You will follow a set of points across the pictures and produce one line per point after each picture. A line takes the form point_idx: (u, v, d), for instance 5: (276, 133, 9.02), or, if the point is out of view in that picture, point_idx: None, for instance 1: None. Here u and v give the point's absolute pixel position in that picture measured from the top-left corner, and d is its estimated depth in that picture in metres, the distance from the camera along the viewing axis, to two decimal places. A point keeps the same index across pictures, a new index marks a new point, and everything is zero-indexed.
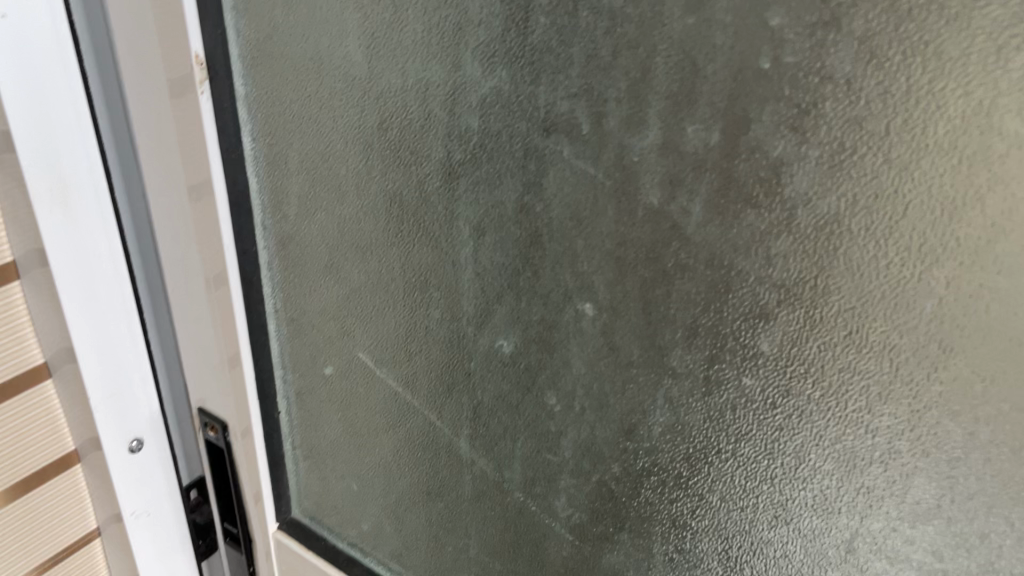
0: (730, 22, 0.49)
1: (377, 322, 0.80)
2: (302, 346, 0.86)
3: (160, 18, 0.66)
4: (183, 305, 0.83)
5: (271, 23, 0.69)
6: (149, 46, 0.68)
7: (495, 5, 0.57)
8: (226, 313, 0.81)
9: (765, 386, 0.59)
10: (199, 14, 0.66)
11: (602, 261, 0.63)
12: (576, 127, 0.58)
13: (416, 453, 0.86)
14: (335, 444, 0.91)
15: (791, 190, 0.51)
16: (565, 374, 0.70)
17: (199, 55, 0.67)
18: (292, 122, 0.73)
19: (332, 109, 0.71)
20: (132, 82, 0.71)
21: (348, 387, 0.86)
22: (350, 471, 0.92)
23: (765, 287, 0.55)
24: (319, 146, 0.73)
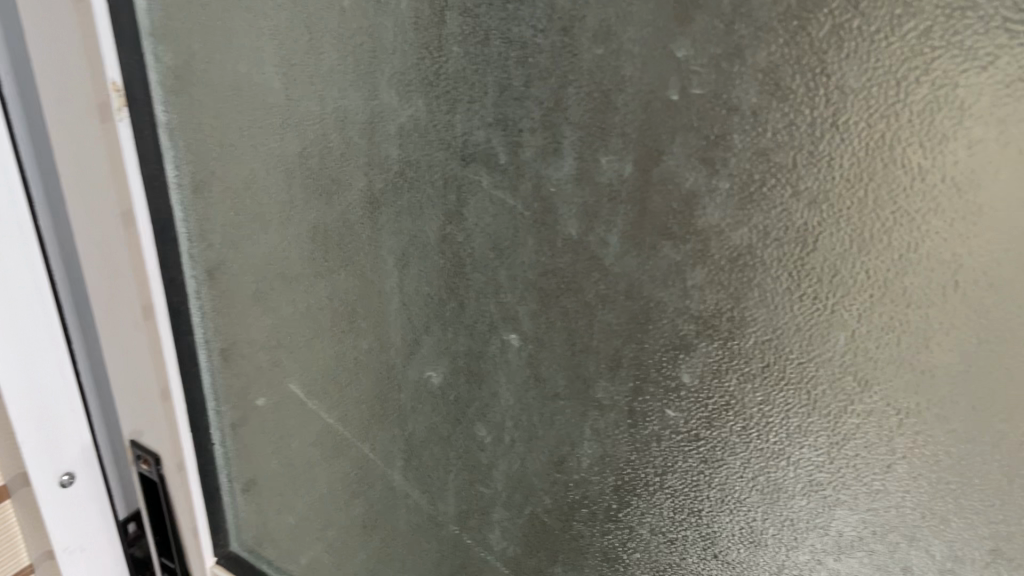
0: (638, 53, 0.48)
1: (309, 351, 0.77)
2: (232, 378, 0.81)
3: (75, 41, 0.61)
4: (113, 334, 0.78)
5: (187, 49, 0.65)
6: (63, 68, 0.63)
7: (408, 34, 0.56)
8: (154, 346, 0.75)
9: (688, 418, 0.58)
10: (115, 40, 0.61)
11: (525, 291, 0.61)
12: (493, 157, 0.57)
13: (349, 487, 0.83)
14: (269, 478, 0.86)
15: (704, 221, 0.51)
16: (493, 406, 0.68)
17: (116, 81, 0.62)
18: (213, 150, 0.69)
19: (252, 136, 0.68)
20: (48, 104, 0.66)
21: (278, 421, 0.82)
22: (285, 505, 0.87)
23: (684, 319, 0.55)
24: (239, 177, 0.71)
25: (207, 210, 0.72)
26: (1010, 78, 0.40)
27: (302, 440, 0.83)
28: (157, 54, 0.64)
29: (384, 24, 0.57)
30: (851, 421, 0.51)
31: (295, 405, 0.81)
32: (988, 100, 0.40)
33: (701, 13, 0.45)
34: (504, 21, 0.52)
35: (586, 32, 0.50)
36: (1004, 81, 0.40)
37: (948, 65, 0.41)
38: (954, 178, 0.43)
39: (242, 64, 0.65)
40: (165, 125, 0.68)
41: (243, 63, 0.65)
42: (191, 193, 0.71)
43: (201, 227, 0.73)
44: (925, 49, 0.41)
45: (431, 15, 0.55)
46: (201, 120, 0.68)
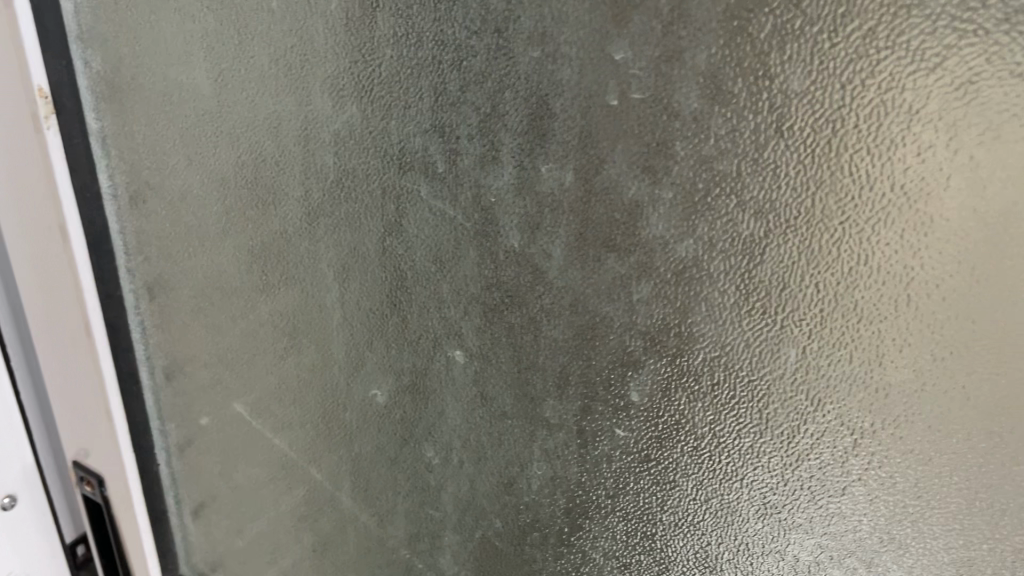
0: (575, 56, 0.46)
1: (255, 367, 0.71)
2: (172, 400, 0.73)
3: None
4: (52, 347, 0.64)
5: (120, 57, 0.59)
6: None
7: (340, 36, 0.53)
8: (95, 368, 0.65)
9: (639, 438, 0.55)
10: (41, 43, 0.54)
11: (468, 305, 0.58)
12: (431, 166, 0.54)
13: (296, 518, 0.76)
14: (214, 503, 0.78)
15: (648, 233, 0.48)
16: (440, 425, 0.64)
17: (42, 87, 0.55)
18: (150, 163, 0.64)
19: (185, 146, 0.63)
20: None
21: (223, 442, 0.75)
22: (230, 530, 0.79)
23: (631, 334, 0.52)
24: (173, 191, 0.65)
25: (145, 224, 0.66)
26: (958, 80, 0.38)
27: (244, 463, 0.75)
28: (85, 56, 0.58)
29: (315, 26, 0.54)
30: (805, 441, 0.49)
31: (236, 424, 0.74)
32: (936, 104, 0.38)
33: (638, 13, 0.43)
34: (437, 21, 0.50)
35: (520, 34, 0.47)
36: (953, 83, 0.38)
37: (894, 67, 0.38)
38: (904, 185, 0.40)
39: (173, 68, 0.60)
40: (97, 132, 0.61)
41: (179, 69, 0.60)
42: (128, 210, 0.65)
43: (137, 242, 0.66)
44: (871, 50, 0.38)
45: (363, 16, 0.52)
46: (133, 126, 0.62)
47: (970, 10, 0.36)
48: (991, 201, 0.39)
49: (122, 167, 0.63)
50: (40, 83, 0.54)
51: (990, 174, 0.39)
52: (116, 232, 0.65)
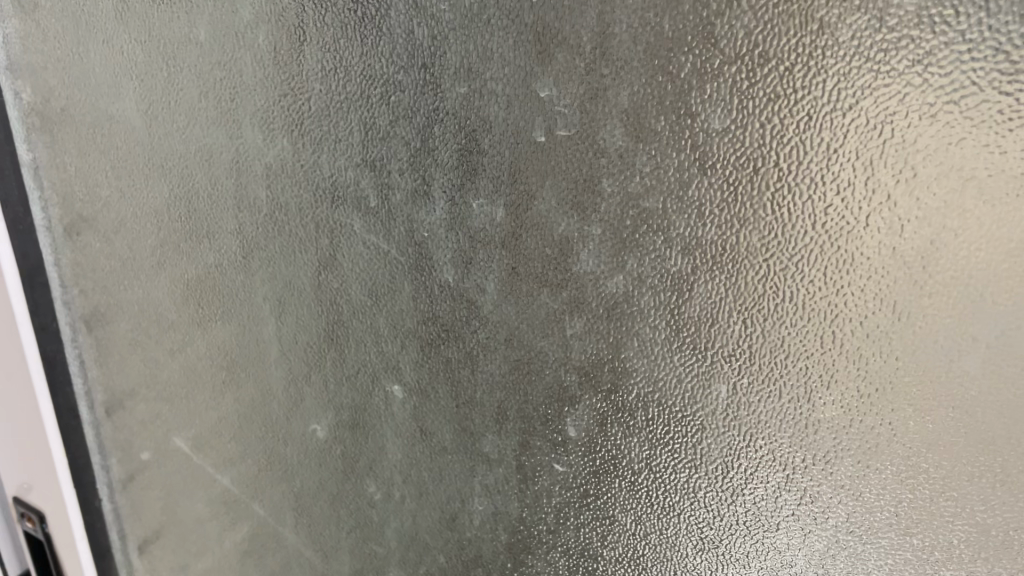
0: (501, 92, 0.46)
1: (192, 403, 0.64)
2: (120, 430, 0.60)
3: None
4: None
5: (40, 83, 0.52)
6: None
7: (268, 70, 0.52)
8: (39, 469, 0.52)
9: (577, 473, 0.55)
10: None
11: (405, 340, 0.57)
12: (363, 200, 0.54)
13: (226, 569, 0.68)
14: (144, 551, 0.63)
15: (578, 268, 0.48)
16: (381, 460, 0.63)
17: None
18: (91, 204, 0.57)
19: (116, 176, 0.57)
20: None
21: (162, 479, 0.64)
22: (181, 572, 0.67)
23: (566, 370, 0.52)
24: (106, 223, 0.58)
25: (79, 254, 0.56)
26: (874, 121, 0.37)
27: (175, 505, 0.65)
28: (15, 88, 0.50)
29: (242, 59, 0.53)
30: (738, 476, 0.48)
31: (178, 458, 0.65)
32: (854, 142, 0.38)
33: (560, 50, 0.43)
34: (364, 56, 0.49)
35: (447, 70, 0.47)
36: (869, 125, 0.37)
37: (811, 107, 0.38)
38: (825, 225, 0.40)
39: (104, 100, 0.55)
40: (29, 166, 0.51)
41: (104, 98, 0.55)
42: (64, 241, 0.54)
43: (73, 275, 0.55)
44: (789, 89, 0.38)
45: (291, 50, 0.51)
46: (65, 156, 0.54)
47: (882, 51, 0.36)
48: (909, 240, 0.39)
49: (54, 199, 0.54)
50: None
51: (906, 213, 0.38)
52: (48, 265, 0.52)
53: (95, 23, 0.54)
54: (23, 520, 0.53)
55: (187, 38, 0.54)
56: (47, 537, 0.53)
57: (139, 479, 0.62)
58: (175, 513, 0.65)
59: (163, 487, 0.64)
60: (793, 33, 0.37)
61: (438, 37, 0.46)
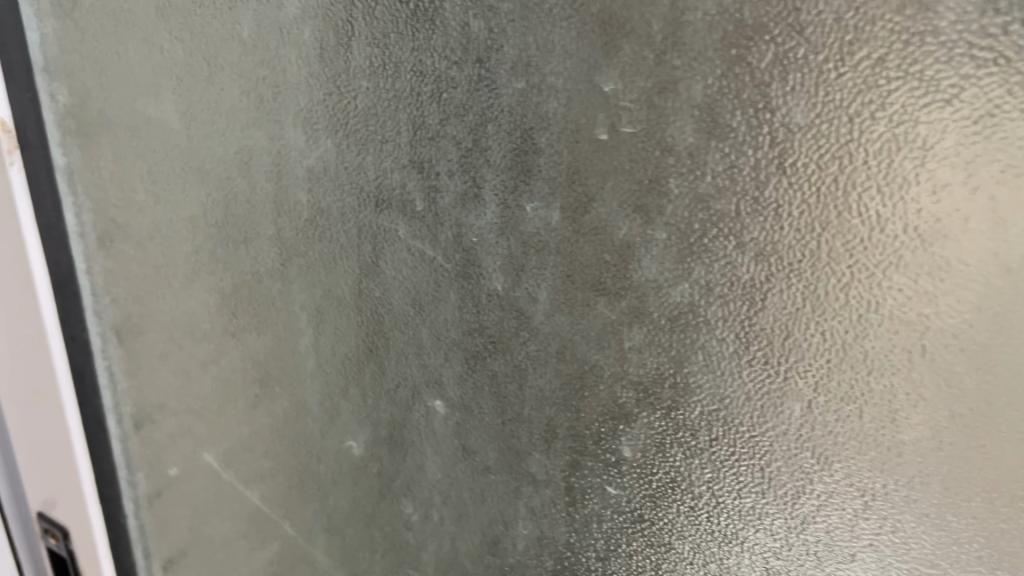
0: (562, 86, 0.43)
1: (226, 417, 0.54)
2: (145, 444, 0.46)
3: None
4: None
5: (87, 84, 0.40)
6: None
7: (312, 65, 0.50)
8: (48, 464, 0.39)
9: (631, 497, 0.51)
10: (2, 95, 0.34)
11: (449, 351, 0.55)
12: (409, 205, 0.51)
13: None
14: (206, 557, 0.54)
15: (639, 277, 0.45)
16: (419, 480, 0.60)
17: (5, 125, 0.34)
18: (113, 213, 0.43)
19: (152, 179, 0.46)
20: None
21: (193, 500, 0.51)
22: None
23: (622, 386, 0.48)
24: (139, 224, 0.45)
25: (113, 264, 0.43)
26: (977, 113, 0.35)
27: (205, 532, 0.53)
28: (50, 88, 0.37)
29: (285, 57, 0.50)
30: (810, 502, 0.45)
31: (211, 479, 0.53)
32: (953, 137, 0.36)
33: (627, 42, 0.41)
34: (417, 52, 0.46)
35: (503, 65, 0.44)
36: (972, 117, 0.35)
37: (907, 98, 0.36)
38: (917, 228, 0.38)
39: (142, 101, 0.44)
40: (64, 170, 0.38)
41: (142, 96, 0.44)
42: (97, 249, 0.41)
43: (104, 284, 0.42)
44: (880, 81, 0.36)
45: (337, 47, 0.50)
46: (103, 162, 0.42)
47: (989, 37, 0.34)
48: (1013, 245, 0.37)
49: (88, 200, 0.40)
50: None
51: (1009, 214, 0.37)
52: (82, 272, 0.40)
53: (135, 17, 0.43)
54: (46, 536, 0.41)
55: (231, 33, 0.48)
56: (71, 560, 0.41)
57: (162, 502, 0.48)
58: (206, 541, 0.54)
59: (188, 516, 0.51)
60: (889, 19, 0.35)
61: (496, 29, 0.43)
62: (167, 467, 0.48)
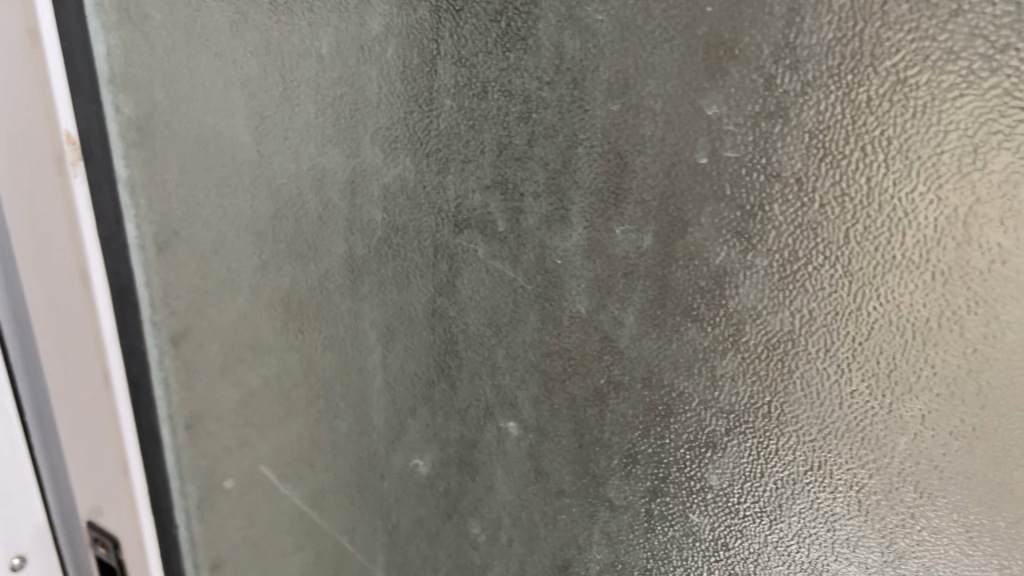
0: (661, 109, 0.42)
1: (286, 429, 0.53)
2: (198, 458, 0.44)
3: None
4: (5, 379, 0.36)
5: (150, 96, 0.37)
6: None
7: (395, 84, 0.49)
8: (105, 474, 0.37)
9: (715, 525, 0.51)
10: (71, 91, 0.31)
11: (525, 374, 0.54)
12: (490, 225, 0.50)
13: None
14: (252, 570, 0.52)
15: (736, 304, 0.44)
16: (489, 500, 0.59)
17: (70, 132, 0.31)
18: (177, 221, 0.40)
19: (219, 194, 0.44)
20: None
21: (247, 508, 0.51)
22: None
23: (712, 414, 0.47)
24: (204, 240, 0.43)
25: (172, 274, 0.40)
26: None
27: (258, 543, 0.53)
28: (117, 100, 0.34)
29: (368, 74, 0.49)
30: (909, 537, 0.45)
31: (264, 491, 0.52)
32: None
33: (734, 66, 0.39)
34: (505, 71, 0.45)
35: (598, 86, 0.43)
36: None
37: None
38: None
39: (212, 115, 0.43)
40: (127, 185, 0.35)
41: (212, 112, 0.43)
42: (159, 265, 0.39)
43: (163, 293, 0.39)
44: (1010, 110, 0.35)
45: (421, 65, 0.48)
46: (167, 174, 0.39)
47: None
48: None
49: (151, 216, 0.38)
50: (67, 122, 0.31)
51: None
52: (139, 285, 0.37)
53: (208, 33, 0.42)
54: (95, 544, 0.40)
55: (308, 50, 0.47)
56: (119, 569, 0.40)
57: (218, 516, 0.47)
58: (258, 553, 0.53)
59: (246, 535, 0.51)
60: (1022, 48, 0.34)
61: (593, 49, 0.42)
62: (224, 479, 0.47)
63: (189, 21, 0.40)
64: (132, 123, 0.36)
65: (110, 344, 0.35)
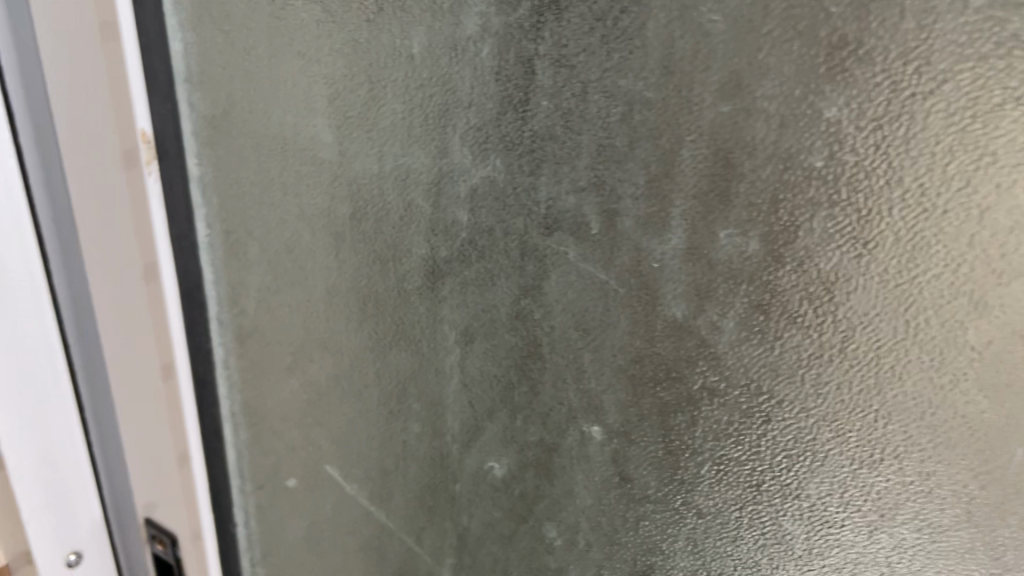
0: (774, 111, 0.41)
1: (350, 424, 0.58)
2: (269, 441, 0.54)
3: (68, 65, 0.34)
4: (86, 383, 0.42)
5: (224, 92, 0.45)
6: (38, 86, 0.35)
7: (488, 85, 0.49)
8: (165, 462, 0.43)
9: (809, 534, 0.50)
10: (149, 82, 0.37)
11: (613, 377, 0.53)
12: (584, 226, 0.49)
13: None
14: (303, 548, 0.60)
15: (845, 310, 0.43)
16: (567, 504, 0.59)
17: (146, 131, 0.36)
18: (246, 209, 0.48)
19: (282, 183, 0.50)
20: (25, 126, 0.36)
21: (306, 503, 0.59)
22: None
23: (813, 422, 0.46)
24: (277, 241, 0.50)
25: (244, 270, 0.49)
26: None
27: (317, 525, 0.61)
28: (189, 95, 0.41)
29: (461, 74, 0.49)
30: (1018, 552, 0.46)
31: (330, 487, 0.60)
32: None
33: (860, 67, 0.38)
34: (608, 71, 0.45)
35: (709, 86, 0.42)
36: None
37: None
38: None
39: (280, 108, 0.48)
40: (197, 178, 0.43)
41: (289, 110, 0.49)
42: (224, 259, 0.47)
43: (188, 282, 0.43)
44: None
45: (519, 66, 0.47)
46: (240, 172, 0.47)
47: None
48: None
49: (218, 214, 0.46)
50: (142, 122, 0.36)
51: None
52: (208, 281, 0.45)
53: (291, 32, 0.47)
54: (153, 542, 0.46)
55: (398, 49, 0.49)
56: (177, 562, 0.46)
57: (276, 501, 0.56)
58: (321, 534, 0.61)
59: (304, 515, 0.60)
60: None
61: (704, 49, 0.42)
62: (278, 469, 0.56)
63: (273, 28, 0.46)
64: (206, 121, 0.44)
65: (177, 344, 0.42)
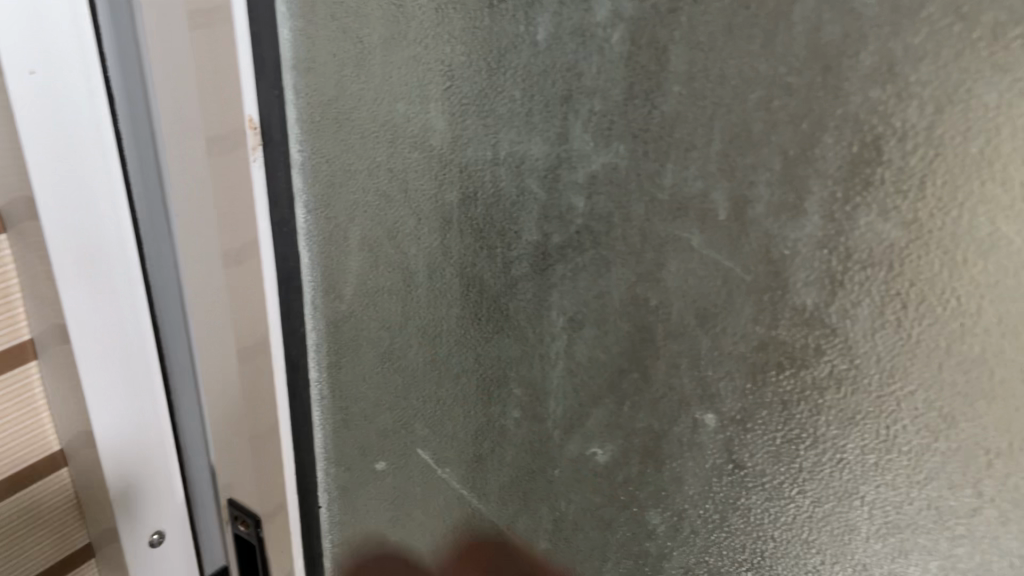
0: (929, 95, 0.40)
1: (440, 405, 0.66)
2: (375, 414, 0.68)
3: (208, 73, 0.50)
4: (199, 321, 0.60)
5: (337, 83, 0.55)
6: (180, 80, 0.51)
7: (616, 70, 0.49)
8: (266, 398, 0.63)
9: (935, 525, 0.49)
10: (256, 71, 0.52)
11: (732, 365, 0.52)
12: (711, 214, 0.49)
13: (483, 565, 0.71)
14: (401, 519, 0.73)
15: (989, 299, 0.43)
16: (673, 491, 0.59)
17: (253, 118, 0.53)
18: (351, 195, 0.59)
19: (391, 167, 0.58)
20: (167, 121, 0.53)
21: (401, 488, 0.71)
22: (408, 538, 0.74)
23: (949, 411, 0.46)
24: (382, 228, 0.60)
25: (339, 251, 0.61)
26: None
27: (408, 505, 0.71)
28: (296, 82, 0.55)
29: (589, 59, 0.49)
30: None
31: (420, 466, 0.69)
32: None
33: None
34: (747, 56, 0.44)
35: (857, 70, 0.42)
36: None
37: None
38: None
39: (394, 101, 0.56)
40: (298, 162, 0.58)
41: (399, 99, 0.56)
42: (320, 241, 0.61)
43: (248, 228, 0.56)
44: None
45: (651, 52, 0.47)
46: (353, 163, 0.58)
47: None
48: None
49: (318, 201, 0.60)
50: (250, 109, 0.52)
51: None
52: (306, 264, 0.62)
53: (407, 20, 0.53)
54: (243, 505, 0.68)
55: (520, 35, 0.50)
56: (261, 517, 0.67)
57: (370, 481, 0.71)
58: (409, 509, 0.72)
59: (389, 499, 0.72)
60: None
61: (854, 35, 0.41)
62: (368, 445, 0.69)
63: (389, 20, 0.53)
64: (313, 108, 0.56)
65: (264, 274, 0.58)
